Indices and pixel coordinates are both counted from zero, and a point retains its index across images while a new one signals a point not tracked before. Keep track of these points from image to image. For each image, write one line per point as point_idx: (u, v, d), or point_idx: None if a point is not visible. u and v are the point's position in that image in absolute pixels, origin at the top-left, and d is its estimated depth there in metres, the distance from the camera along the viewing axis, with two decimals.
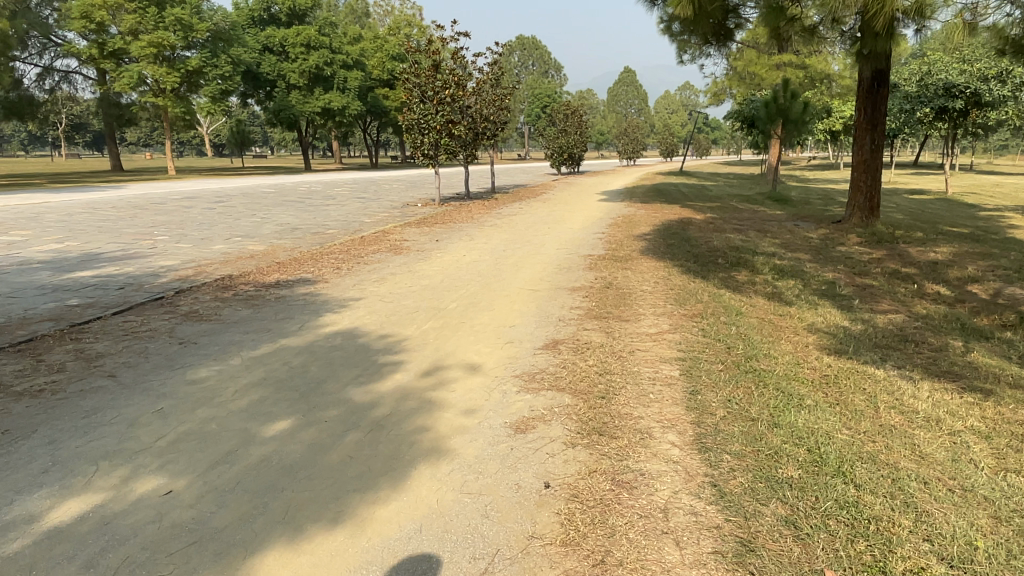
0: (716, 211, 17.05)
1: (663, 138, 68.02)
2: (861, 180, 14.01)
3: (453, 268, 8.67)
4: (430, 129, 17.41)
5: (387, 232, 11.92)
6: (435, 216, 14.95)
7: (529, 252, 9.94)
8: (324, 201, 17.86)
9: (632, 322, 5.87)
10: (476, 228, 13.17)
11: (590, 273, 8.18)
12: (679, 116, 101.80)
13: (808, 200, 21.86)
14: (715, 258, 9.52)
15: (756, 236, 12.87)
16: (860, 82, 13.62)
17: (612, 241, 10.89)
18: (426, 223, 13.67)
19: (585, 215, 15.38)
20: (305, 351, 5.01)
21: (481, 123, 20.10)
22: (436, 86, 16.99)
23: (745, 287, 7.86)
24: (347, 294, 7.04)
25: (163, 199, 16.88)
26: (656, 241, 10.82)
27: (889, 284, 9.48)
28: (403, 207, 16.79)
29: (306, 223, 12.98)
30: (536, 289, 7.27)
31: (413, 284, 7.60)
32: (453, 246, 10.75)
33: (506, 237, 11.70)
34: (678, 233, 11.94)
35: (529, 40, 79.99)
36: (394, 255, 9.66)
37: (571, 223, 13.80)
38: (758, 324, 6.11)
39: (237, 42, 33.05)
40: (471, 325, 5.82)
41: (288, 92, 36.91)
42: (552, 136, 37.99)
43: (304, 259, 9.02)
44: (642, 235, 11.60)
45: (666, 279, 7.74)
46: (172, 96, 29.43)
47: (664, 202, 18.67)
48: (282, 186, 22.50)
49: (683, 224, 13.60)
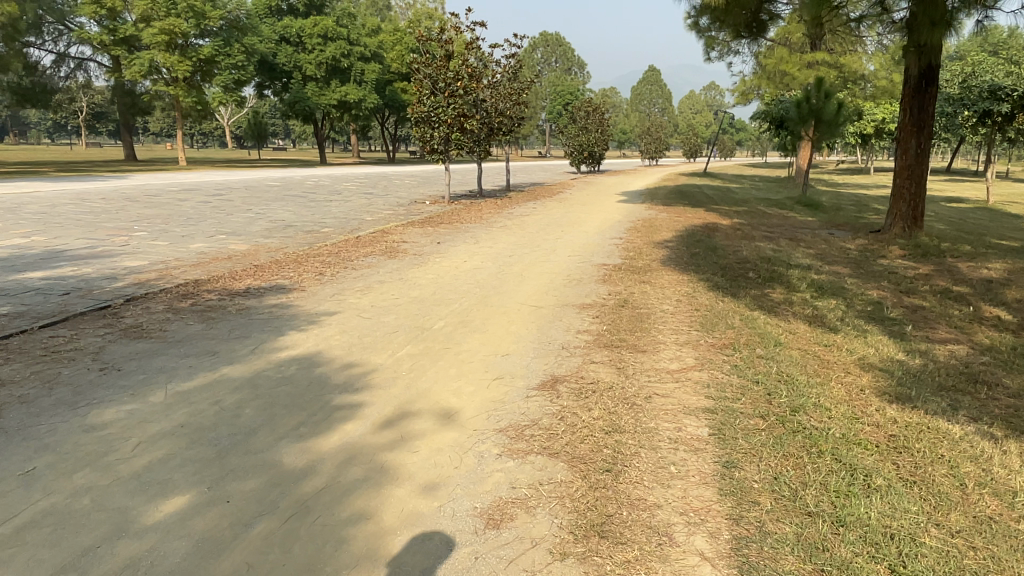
0: (744, 217, 15.97)
1: (687, 138, 66.64)
2: (904, 187, 12.86)
3: (451, 277, 7.73)
4: (440, 124, 16.48)
5: (386, 233, 11.03)
6: (442, 215, 14.06)
7: (537, 260, 8.98)
8: (329, 196, 17.05)
9: (651, 354, 4.88)
10: (485, 229, 12.25)
11: (603, 287, 7.20)
12: (704, 117, 100.17)
13: (841, 207, 20.68)
14: (745, 272, 8.50)
15: (788, 246, 11.82)
16: (906, 81, 12.56)
17: (631, 249, 9.91)
18: (431, 223, 12.76)
19: (602, 218, 14.40)
20: (246, 386, 4.09)
21: (496, 119, 19.14)
22: (448, 77, 16.03)
23: (780, 308, 6.84)
24: (321, 307, 6.13)
25: (160, 190, 16.17)
26: (679, 250, 9.81)
27: (941, 306, 8.41)
28: (410, 204, 15.91)
29: (301, 220, 12.13)
30: (539, 306, 6.31)
31: (399, 296, 6.68)
32: (454, 249, 9.83)
33: (515, 241, 10.77)
34: (702, 241, 10.92)
35: (553, 37, 78.92)
36: (387, 259, 8.74)
37: (586, 226, 12.82)
38: (802, 360, 5.10)
39: (252, 32, 32.39)
40: (456, 352, 4.87)
41: (304, 84, 36.25)
42: (572, 134, 36.98)
43: (286, 263, 8.13)
44: (663, 242, 10.58)
45: (690, 298, 6.74)
46: (184, 85, 28.83)
47: (688, 206, 17.62)
48: (289, 179, 21.76)
49: (708, 230, 12.56)
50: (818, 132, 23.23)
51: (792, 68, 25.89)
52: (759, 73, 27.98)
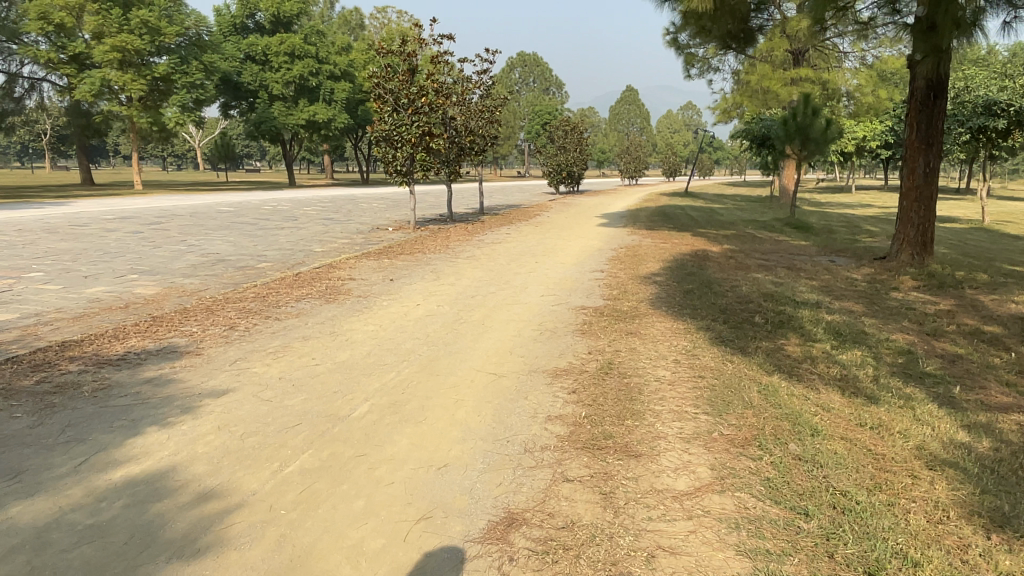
0: (734, 242, 14.73)
1: (666, 157, 65.98)
2: (912, 211, 11.66)
3: (397, 328, 6.30)
4: (404, 143, 15.05)
5: (334, 268, 9.61)
6: (404, 244, 12.68)
7: (504, 300, 7.59)
8: (284, 222, 15.61)
9: (650, 458, 3.47)
10: (450, 260, 10.81)
11: (582, 342, 5.80)
12: (682, 136, 100.10)
13: (833, 229, 19.64)
14: (749, 314, 7.17)
15: (788, 277, 10.57)
16: (911, 96, 11.45)
17: (613, 285, 8.56)
18: (389, 253, 11.37)
19: (580, 245, 13.09)
20: (26, 551, 2.63)
21: (466, 138, 17.81)
22: (411, 92, 14.62)
23: (800, 368, 5.49)
24: (211, 382, 4.68)
25: (93, 218, 14.62)
26: (669, 287, 8.46)
27: (980, 352, 7.14)
28: (371, 231, 14.53)
29: (239, 253, 10.68)
30: (500, 374, 4.89)
31: (321, 359, 5.23)
32: (409, 288, 8.40)
33: (482, 275, 9.41)
34: (694, 273, 9.60)
35: (530, 57, 78.30)
36: (323, 303, 7.29)
37: (563, 255, 11.49)
38: (854, 461, 3.72)
39: (214, 49, 30.93)
40: (373, 461, 3.42)
41: (270, 103, 34.78)
42: (550, 154, 35.89)
43: (196, 313, 6.67)
44: (650, 275, 9.25)
45: (690, 356, 5.37)
46: (139, 105, 27.31)
47: (672, 229, 16.41)
48: (244, 203, 20.25)
49: (698, 259, 11.29)
50: (806, 150, 22.04)
51: (776, 85, 24.92)
52: (741, 90, 26.97)
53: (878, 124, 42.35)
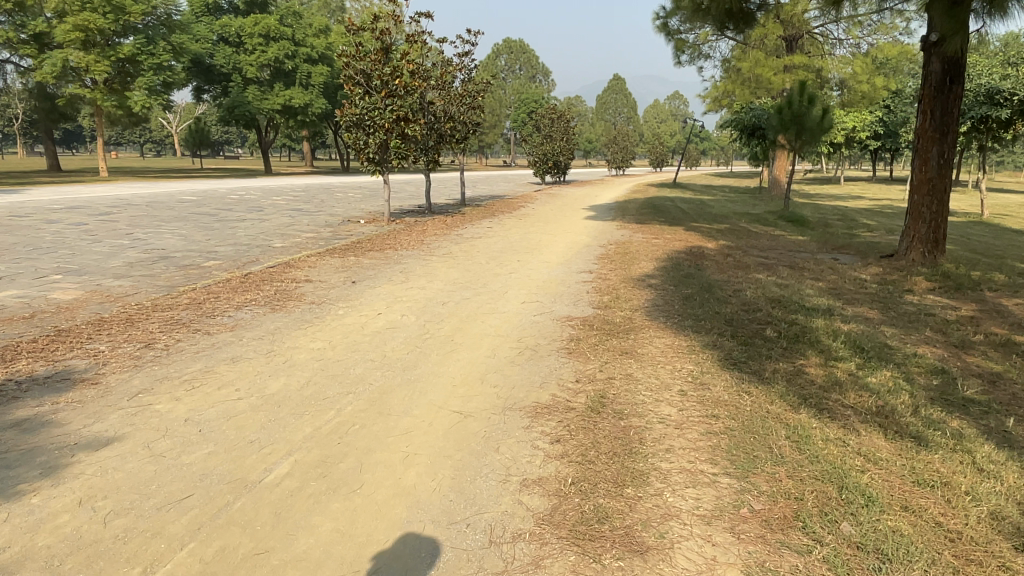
0: (729, 237, 13.83)
1: (653, 147, 65.07)
2: (923, 205, 10.77)
3: (349, 344, 5.30)
4: (377, 128, 13.94)
5: (290, 267, 8.56)
6: (375, 238, 11.66)
7: (479, 308, 6.60)
8: (248, 212, 14.50)
9: (660, 556, 2.53)
10: (422, 258, 9.80)
11: (567, 365, 4.84)
12: (670, 125, 99.21)
13: (829, 223, 18.81)
14: (758, 325, 6.24)
15: (793, 278, 9.66)
16: (926, 80, 10.55)
17: (603, 289, 7.60)
18: (357, 249, 10.35)
19: (567, 240, 12.14)
20: None
21: (445, 125, 16.75)
22: (383, 73, 13.57)
23: (829, 399, 4.55)
24: (96, 428, 3.66)
25: (38, 208, 13.46)
26: (666, 291, 7.50)
27: (1020, 368, 6.25)
28: (341, 223, 13.49)
29: (188, 249, 9.61)
30: (465, 413, 3.91)
31: (247, 391, 4.23)
32: (373, 291, 7.38)
33: (457, 275, 8.45)
34: (691, 273, 8.66)
35: (517, 44, 77.20)
36: (268, 312, 6.27)
37: (547, 252, 10.52)
38: (927, 546, 2.79)
39: (183, 30, 29.43)
40: (275, 565, 2.44)
41: (245, 87, 33.43)
42: (535, 143, 34.86)
43: (113, 326, 5.63)
44: (643, 277, 8.30)
45: (700, 386, 4.41)
46: (104, 88, 25.94)
47: (663, 223, 15.51)
48: (210, 193, 19.09)
49: (694, 257, 10.35)
50: (800, 140, 21.16)
51: (769, 73, 24.00)
52: (732, 78, 26.03)
53: (867, 115, 41.65)
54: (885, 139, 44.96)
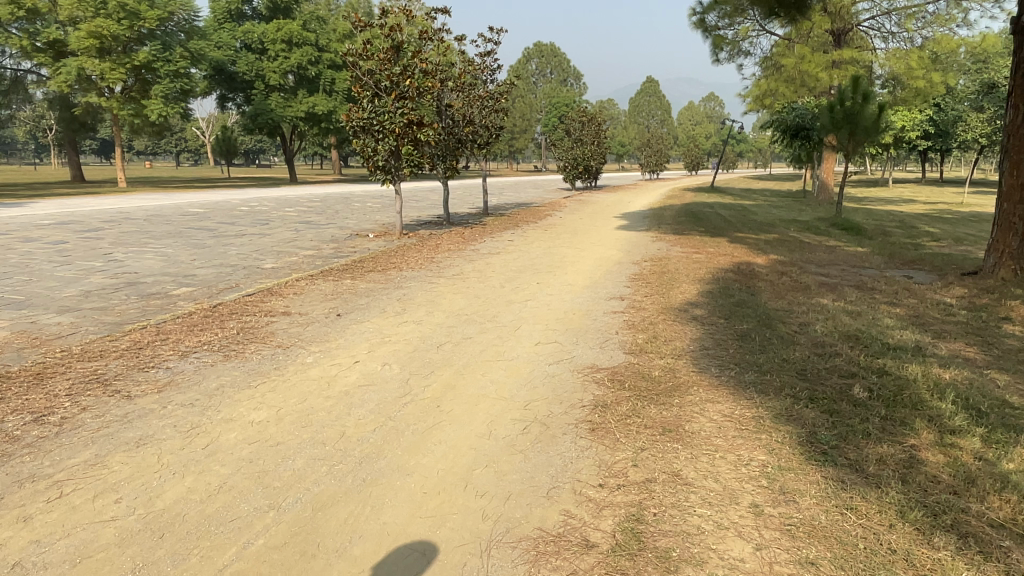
0: (780, 250, 12.28)
1: (688, 151, 63.11)
2: (1015, 215, 9.09)
3: (302, 412, 4.04)
4: (387, 132, 12.43)
5: (270, 295, 7.35)
6: (381, 256, 10.43)
7: (484, 354, 5.29)
8: (251, 226, 13.44)
9: None
10: (428, 280, 8.52)
11: (588, 453, 3.48)
12: (705, 127, 96.76)
13: (887, 232, 17.04)
14: (841, 380, 4.80)
15: (862, 304, 8.12)
16: (1018, 67, 8.94)
17: (637, 323, 6.21)
18: (356, 270, 9.11)
19: (596, 256, 10.76)
20: None
21: (464, 129, 15.42)
22: (393, 73, 12.23)
23: (969, 513, 3.13)
24: None
25: (26, 223, 12.57)
26: (716, 326, 6.09)
27: None
28: (348, 238, 12.32)
29: (164, 272, 8.50)
30: (429, 553, 2.60)
31: (129, 503, 2.99)
32: (358, 326, 6.13)
33: (464, 304, 7.15)
34: (744, 300, 7.21)
35: (547, 47, 76.07)
36: (219, 360, 5.04)
37: (572, 272, 9.16)
38: None
39: (201, 36, 28.73)
40: None
41: (267, 94, 32.73)
42: (565, 147, 33.48)
43: (14, 384, 4.45)
44: (686, 306, 6.90)
45: (783, 498, 3.04)
46: (120, 97, 25.34)
47: (702, 233, 14.02)
48: (221, 204, 18.14)
49: (743, 278, 8.88)
50: (852, 140, 19.38)
51: (815, 69, 22.23)
52: (773, 76, 24.31)
53: (917, 114, 39.31)
54: (935, 139, 42.53)
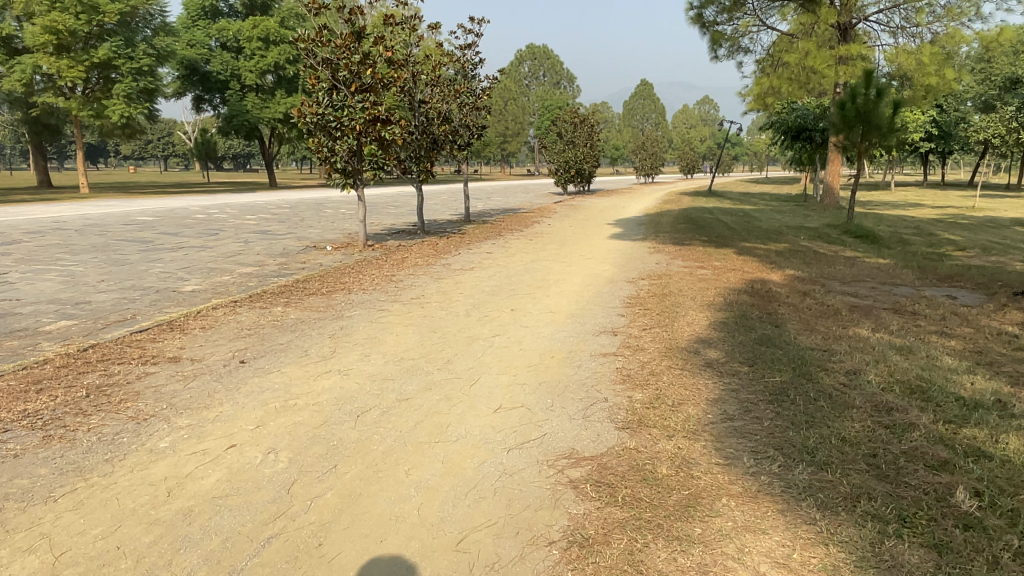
0: (795, 263, 10.77)
1: (683, 154, 61.68)
2: None
3: (94, 565, 2.49)
4: (347, 129, 10.75)
5: (167, 332, 5.78)
6: (334, 272, 8.87)
7: (419, 427, 3.74)
8: (196, 236, 11.88)
9: None
10: (378, 306, 6.96)
11: None
12: (700, 131, 95.51)
13: (907, 240, 15.55)
14: (934, 475, 3.28)
15: (910, 337, 6.58)
16: None
17: (633, 374, 4.67)
18: (296, 293, 7.54)
19: (584, 273, 9.22)
20: None
21: (439, 128, 13.83)
22: (352, 62, 10.61)
23: None
24: None
25: None
26: (739, 378, 4.57)
27: None
28: (304, 250, 10.77)
29: (53, 299, 6.93)
30: None
31: None
32: (260, 379, 4.58)
33: (416, 341, 5.61)
34: (769, 335, 5.70)
35: (540, 49, 74.83)
36: (31, 447, 3.48)
37: (555, 295, 7.61)
38: None
39: (168, 32, 27.16)
40: None
41: (243, 95, 31.18)
42: (557, 150, 32.02)
43: None
44: (694, 345, 5.37)
45: None
46: (80, 97, 23.79)
47: (705, 243, 12.51)
48: (177, 211, 16.57)
49: (761, 301, 7.35)
50: (865, 139, 17.88)
51: (821, 65, 20.48)
52: (774, 74, 22.87)
53: (921, 115, 37.97)
54: (937, 141, 41.17)
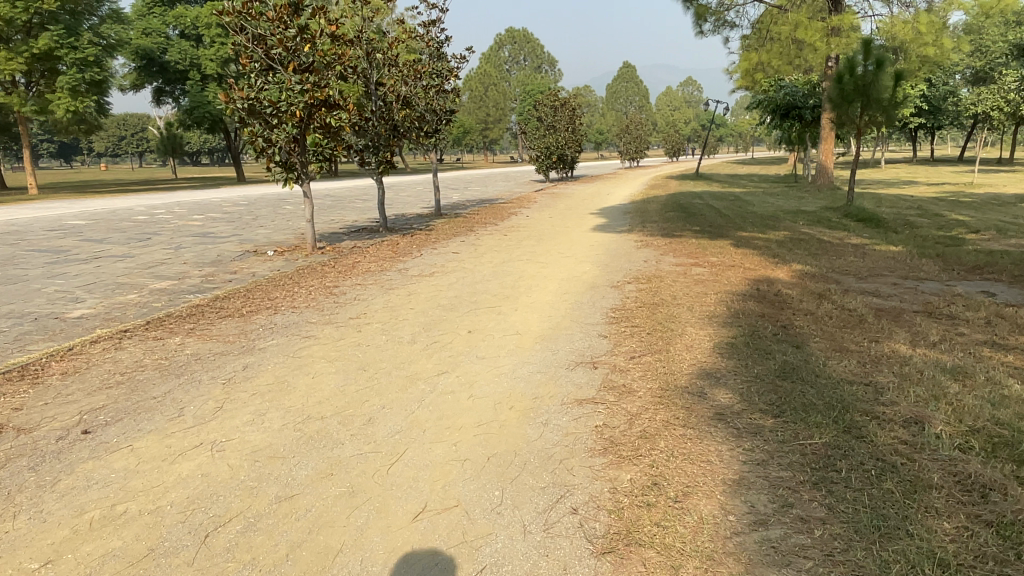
0: (799, 254, 9.55)
1: (668, 136, 60.39)
2: None
3: None
4: (285, 115, 9.29)
5: (11, 383, 4.43)
6: (268, 283, 7.52)
7: (290, 559, 2.44)
8: (122, 243, 10.47)
9: None
10: (302, 332, 5.62)
11: None
12: (684, 113, 94.23)
13: (913, 222, 14.40)
14: None
15: (960, 352, 5.31)
16: None
17: (618, 438, 3.38)
18: (209, 315, 6.17)
19: (560, 275, 7.94)
20: None
21: (399, 113, 12.39)
22: (286, 37, 9.08)
23: None
24: None
25: None
26: (765, 441, 3.29)
27: None
28: (242, 256, 9.42)
29: None
30: None
31: None
32: (94, 465, 3.26)
33: (334, 385, 4.29)
34: (793, 366, 4.41)
35: (520, 33, 73.11)
36: None
37: (523, 308, 6.30)
38: None
39: (118, 20, 25.44)
40: None
41: (204, 86, 29.50)
42: (537, 135, 30.65)
43: None
44: (701, 385, 4.08)
45: None
46: (21, 91, 22.13)
47: (697, 234, 11.26)
48: (118, 212, 15.08)
49: (770, 309, 6.08)
50: (864, 113, 16.92)
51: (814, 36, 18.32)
52: (763, 48, 21.62)
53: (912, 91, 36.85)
54: (926, 116, 39.36)
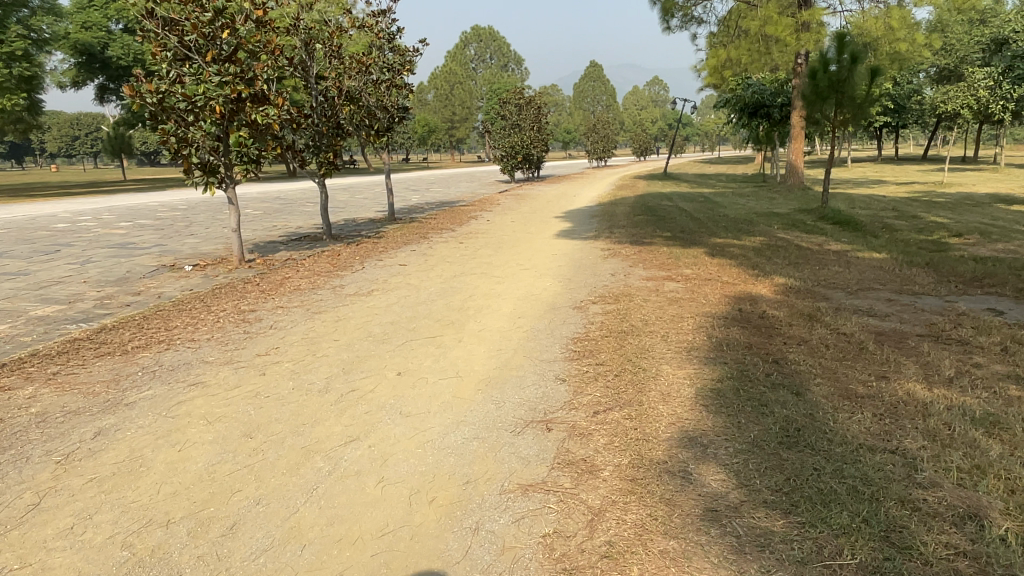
0: (779, 264, 8.74)
1: (635, 135, 59.83)
2: None
3: None
4: (203, 111, 8.10)
5: None
6: (173, 308, 6.39)
7: None
8: (22, 257, 9.24)
9: None
10: (192, 377, 4.55)
11: None
12: (650, 112, 94.05)
13: (892, 224, 13.74)
14: None
15: (984, 390, 4.45)
16: None
17: (573, 558, 2.40)
18: (84, 354, 5.06)
19: (515, 293, 6.97)
20: None
21: (343, 110, 11.26)
22: (202, 23, 7.91)
23: None
24: None
25: None
26: (780, 562, 2.35)
27: None
28: (158, 270, 8.29)
29: None
30: None
31: None
32: None
33: (204, 465, 3.26)
34: (798, 425, 3.48)
35: (486, 31, 72.08)
36: None
37: (467, 338, 5.30)
38: None
39: (51, 12, 23.85)
40: None
41: None
42: (501, 134, 29.71)
43: None
44: (685, 458, 3.12)
45: None
46: None
47: (668, 241, 10.42)
48: (38, 219, 13.75)
49: (758, 338, 5.18)
50: (839, 111, 16.10)
51: (783, 32, 17.89)
52: (732, 44, 20.96)
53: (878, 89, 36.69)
54: (891, 115, 38.91)
